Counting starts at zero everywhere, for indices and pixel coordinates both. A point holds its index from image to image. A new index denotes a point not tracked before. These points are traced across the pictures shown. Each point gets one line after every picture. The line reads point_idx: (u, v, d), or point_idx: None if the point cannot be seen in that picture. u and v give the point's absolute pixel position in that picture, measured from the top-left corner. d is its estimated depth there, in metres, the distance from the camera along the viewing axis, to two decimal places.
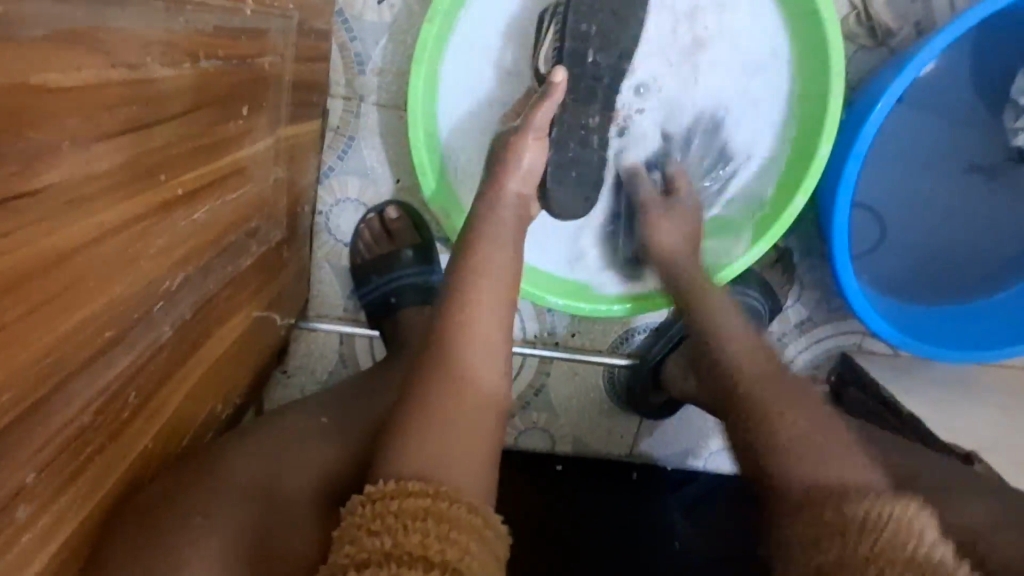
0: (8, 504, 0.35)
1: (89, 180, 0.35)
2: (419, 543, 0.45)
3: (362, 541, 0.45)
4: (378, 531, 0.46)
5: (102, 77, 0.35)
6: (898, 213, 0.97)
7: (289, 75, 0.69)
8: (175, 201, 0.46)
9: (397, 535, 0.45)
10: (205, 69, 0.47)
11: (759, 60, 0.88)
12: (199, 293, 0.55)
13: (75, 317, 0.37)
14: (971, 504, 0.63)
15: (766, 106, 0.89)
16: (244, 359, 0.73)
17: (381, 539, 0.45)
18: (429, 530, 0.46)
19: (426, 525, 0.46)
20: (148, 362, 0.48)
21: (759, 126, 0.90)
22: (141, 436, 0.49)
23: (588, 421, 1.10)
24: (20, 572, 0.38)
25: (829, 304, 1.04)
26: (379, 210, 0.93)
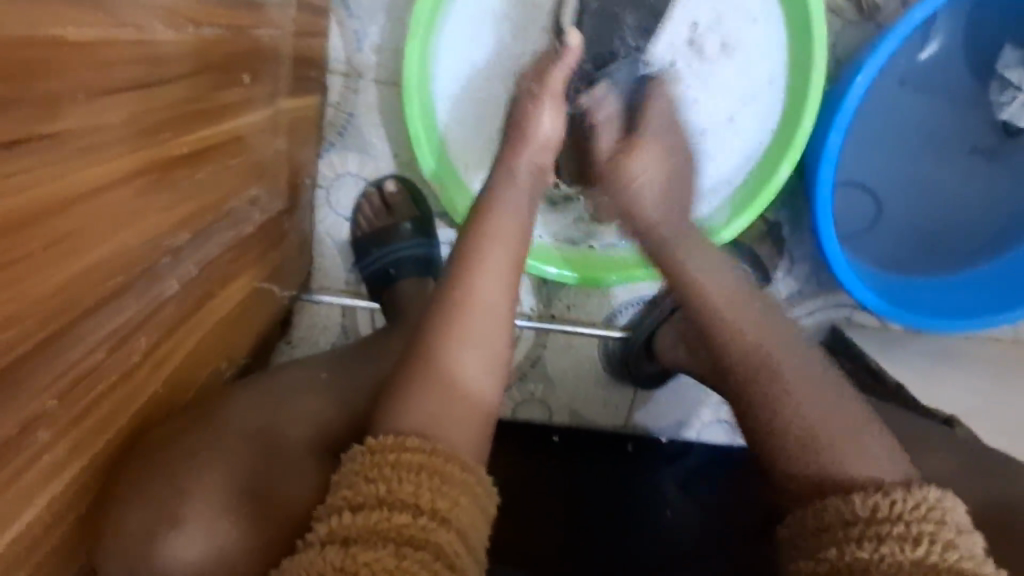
0: (20, 432, 0.38)
1: (94, 130, 0.38)
2: (411, 492, 0.48)
3: (359, 487, 0.49)
4: (374, 480, 0.49)
5: (108, 37, 0.38)
6: (887, 186, 1.00)
7: (287, 49, 0.72)
8: (176, 161, 0.50)
9: (391, 484, 0.48)
10: (203, 36, 0.50)
11: (767, 73, 0.89)
12: (202, 252, 0.58)
13: (84, 260, 0.40)
14: (930, 459, 0.69)
15: (763, 111, 0.90)
16: (247, 323, 0.76)
17: (376, 486, 0.48)
18: (421, 482, 0.49)
19: (419, 477, 0.49)
20: (154, 313, 0.51)
21: (752, 134, 0.91)
22: (148, 381, 0.52)
23: (584, 392, 1.13)
24: (33, 494, 0.41)
25: (820, 278, 1.06)
26: (378, 184, 0.96)
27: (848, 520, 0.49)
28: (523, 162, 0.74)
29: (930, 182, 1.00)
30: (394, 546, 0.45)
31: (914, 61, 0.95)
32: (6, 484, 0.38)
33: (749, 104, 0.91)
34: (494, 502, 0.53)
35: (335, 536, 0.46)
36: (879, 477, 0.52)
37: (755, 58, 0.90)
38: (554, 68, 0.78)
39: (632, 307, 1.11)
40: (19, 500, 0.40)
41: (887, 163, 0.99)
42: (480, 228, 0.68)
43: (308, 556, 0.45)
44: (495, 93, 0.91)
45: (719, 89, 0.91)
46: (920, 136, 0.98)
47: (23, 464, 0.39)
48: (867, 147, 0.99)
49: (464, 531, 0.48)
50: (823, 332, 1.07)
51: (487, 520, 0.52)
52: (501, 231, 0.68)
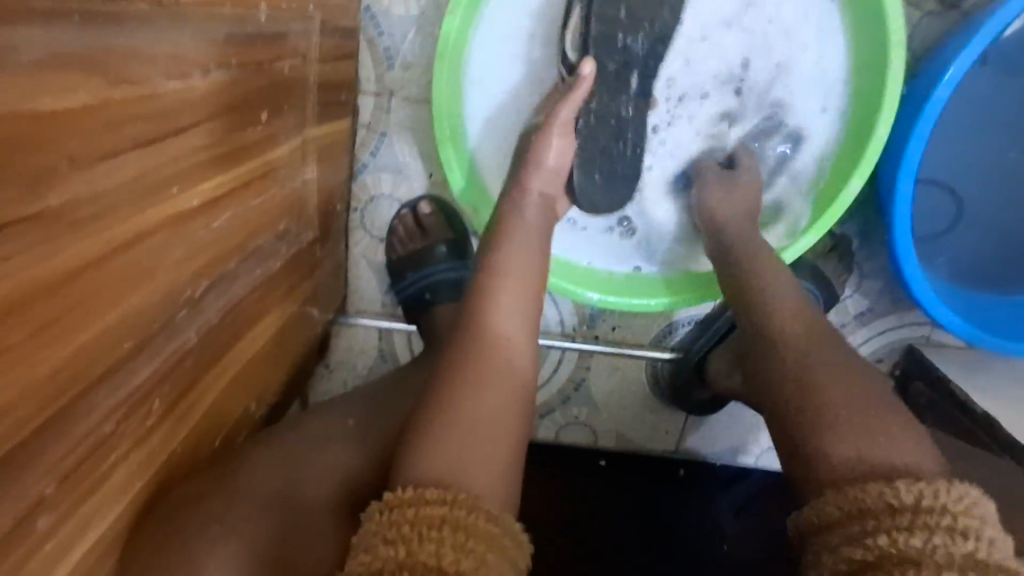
0: (24, 519, 0.36)
1: (94, 198, 0.36)
2: (433, 553, 0.43)
3: (378, 550, 0.44)
4: (393, 540, 0.44)
5: (102, 97, 0.35)
6: (972, 187, 0.89)
7: (314, 76, 0.69)
8: (192, 212, 0.47)
9: (410, 546, 0.44)
10: (217, 78, 0.47)
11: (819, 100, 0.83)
12: (224, 298, 0.56)
13: (89, 332, 0.38)
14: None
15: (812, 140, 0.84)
16: (280, 356, 0.74)
17: (395, 548, 0.44)
18: (444, 539, 0.44)
19: (442, 534, 0.44)
20: (173, 369, 0.49)
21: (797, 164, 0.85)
22: (169, 440, 0.50)
23: (631, 416, 1.07)
24: (49, 572, 0.39)
25: (893, 295, 0.97)
26: (412, 206, 0.93)
27: (893, 508, 0.45)
28: (533, 192, 0.72)
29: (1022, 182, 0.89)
30: None
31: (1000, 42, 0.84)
32: (13, 574, 0.36)
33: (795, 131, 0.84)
34: (526, 553, 0.48)
35: None
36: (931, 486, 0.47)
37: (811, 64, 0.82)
38: (561, 106, 0.73)
39: (682, 327, 1.04)
40: None
41: (970, 162, 0.89)
42: (504, 270, 0.64)
43: None
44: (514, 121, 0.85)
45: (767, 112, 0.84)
46: (1014, 132, 0.87)
47: (30, 551, 0.37)
48: (947, 145, 0.89)
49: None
50: (896, 353, 0.98)
51: (520, 572, 0.47)
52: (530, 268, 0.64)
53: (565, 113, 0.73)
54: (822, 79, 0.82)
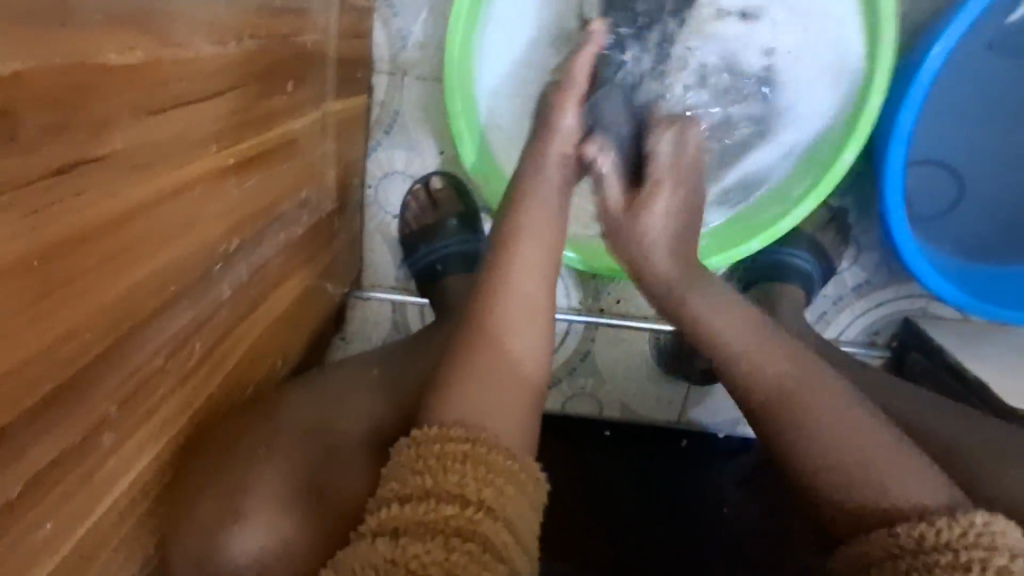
0: (88, 435, 0.40)
1: (147, 146, 0.40)
2: (458, 483, 0.47)
3: (407, 479, 0.48)
4: (420, 471, 0.48)
5: (155, 56, 0.39)
6: (966, 163, 0.92)
7: (333, 52, 0.73)
8: (227, 170, 0.51)
9: (436, 477, 0.48)
10: (249, 47, 0.51)
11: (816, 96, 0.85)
12: (252, 257, 0.59)
13: (142, 271, 0.42)
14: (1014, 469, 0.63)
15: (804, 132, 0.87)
16: (301, 321, 0.78)
17: (422, 477, 0.48)
18: (467, 472, 0.48)
19: (465, 467, 0.48)
20: (209, 318, 0.53)
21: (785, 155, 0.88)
22: (206, 384, 0.54)
23: (636, 387, 1.11)
24: (106, 492, 0.44)
25: (889, 268, 1.00)
26: (424, 181, 0.97)
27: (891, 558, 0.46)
28: (556, 155, 0.71)
29: (1013, 159, 0.92)
30: (442, 539, 0.44)
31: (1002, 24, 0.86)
32: (75, 488, 0.40)
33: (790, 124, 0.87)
34: (542, 491, 0.52)
35: (384, 528, 0.45)
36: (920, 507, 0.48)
37: (824, 31, 0.83)
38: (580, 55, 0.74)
39: None
40: (90, 501, 0.42)
41: (967, 136, 0.92)
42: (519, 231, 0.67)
43: (359, 549, 0.44)
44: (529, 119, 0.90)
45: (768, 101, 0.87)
46: (1005, 109, 0.90)
47: (91, 468, 0.41)
48: (944, 121, 0.91)
49: (512, 521, 0.48)
50: (893, 325, 1.01)
51: (536, 507, 0.51)
52: (539, 227, 0.67)
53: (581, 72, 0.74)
54: (834, 48, 0.83)
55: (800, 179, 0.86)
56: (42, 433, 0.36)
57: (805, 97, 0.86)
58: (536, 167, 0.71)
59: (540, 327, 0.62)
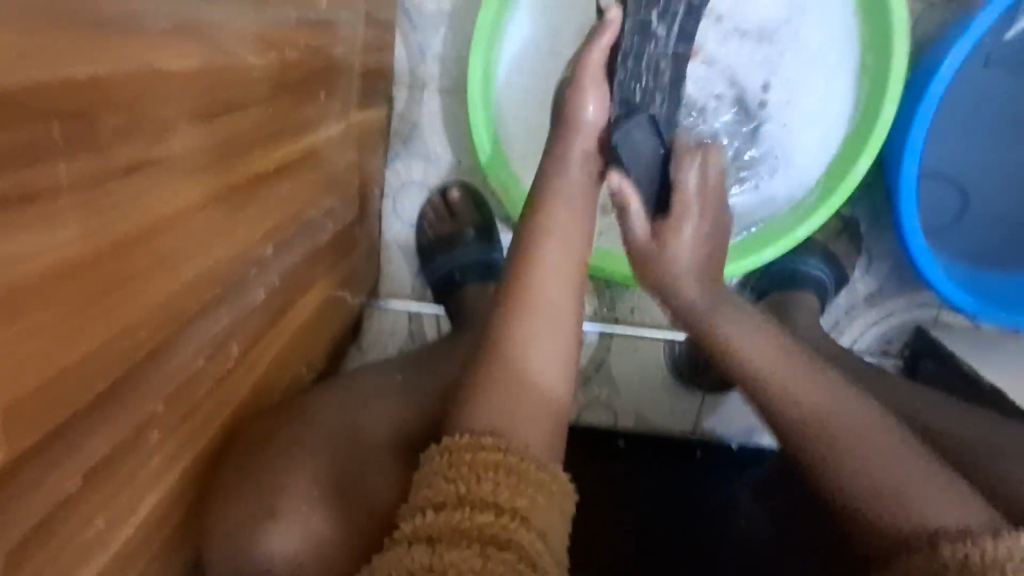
0: (136, 434, 0.41)
1: (196, 151, 0.41)
2: (491, 491, 0.48)
3: (439, 485, 0.49)
4: (454, 479, 0.49)
5: (209, 64, 0.40)
6: (975, 173, 0.94)
7: (358, 64, 0.74)
8: (265, 176, 0.52)
9: (469, 484, 0.48)
10: (287, 57, 0.53)
11: (830, 86, 0.86)
12: (283, 263, 0.60)
13: (189, 273, 0.43)
14: None
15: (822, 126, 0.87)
16: (323, 330, 0.79)
17: (456, 485, 0.48)
18: (500, 480, 0.49)
19: (498, 476, 0.49)
20: (244, 321, 0.54)
21: (803, 147, 0.88)
22: (239, 387, 0.55)
23: (650, 396, 1.11)
24: (150, 490, 0.44)
25: (901, 277, 1.01)
26: (441, 192, 0.98)
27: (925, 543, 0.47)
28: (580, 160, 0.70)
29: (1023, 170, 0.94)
30: (478, 545, 0.44)
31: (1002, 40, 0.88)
32: (122, 487, 0.41)
33: (804, 116, 0.88)
34: (571, 501, 0.53)
35: (420, 534, 0.46)
36: (963, 525, 0.48)
37: (823, 28, 0.85)
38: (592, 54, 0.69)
39: None
40: (134, 501, 0.42)
41: (976, 148, 0.93)
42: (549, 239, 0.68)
43: (396, 554, 0.45)
44: (550, 125, 0.91)
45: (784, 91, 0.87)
46: (1015, 120, 0.92)
47: (138, 466, 0.42)
48: (953, 132, 0.93)
49: (545, 533, 0.48)
50: (905, 333, 1.02)
51: (566, 521, 0.51)
52: (563, 229, 0.68)
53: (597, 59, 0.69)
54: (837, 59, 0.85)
55: (816, 189, 0.87)
56: (95, 431, 0.37)
57: (803, 104, 0.87)
58: (564, 172, 0.72)
59: (565, 332, 0.63)
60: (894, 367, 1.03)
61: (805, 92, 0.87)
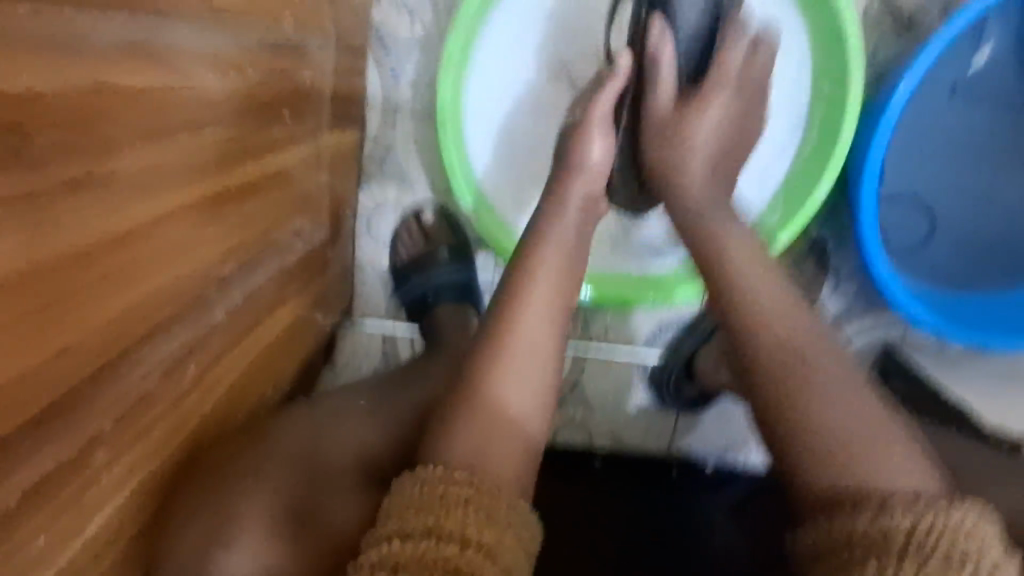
0: (83, 452, 0.40)
1: (146, 169, 0.41)
2: (459, 525, 0.48)
3: (407, 517, 0.48)
4: (422, 510, 0.48)
5: (159, 85, 0.41)
6: (938, 195, 0.97)
7: (328, 88, 0.75)
8: (224, 195, 0.52)
9: (438, 516, 0.48)
10: (249, 79, 0.53)
11: (785, 114, 0.89)
12: (247, 283, 0.60)
13: (140, 291, 0.43)
14: (1000, 485, 0.64)
15: (781, 153, 0.89)
16: (292, 350, 0.79)
17: (424, 516, 0.48)
18: (469, 515, 0.48)
19: (467, 509, 0.49)
20: (204, 341, 0.53)
21: (763, 174, 0.90)
22: (198, 407, 0.54)
23: (625, 416, 1.11)
24: (98, 510, 0.43)
25: (869, 296, 1.03)
26: (416, 214, 0.99)
27: None
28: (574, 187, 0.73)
29: (984, 192, 0.96)
30: None
31: (966, 67, 0.92)
32: (66, 506, 0.40)
33: (761, 144, 0.90)
34: (537, 536, 0.53)
35: (383, 564, 0.45)
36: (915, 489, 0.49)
37: (778, 60, 0.88)
38: (603, 95, 0.76)
39: (671, 330, 1.09)
40: (81, 521, 0.42)
41: (937, 171, 0.96)
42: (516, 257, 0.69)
43: None
44: (519, 145, 0.92)
45: (743, 121, 0.90)
46: (973, 145, 0.95)
47: (85, 486, 0.41)
48: (915, 156, 0.96)
49: (509, 568, 0.48)
50: (875, 352, 1.03)
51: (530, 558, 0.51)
52: (534, 250, 0.68)
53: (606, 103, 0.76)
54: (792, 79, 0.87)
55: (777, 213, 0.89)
56: (36, 448, 0.36)
57: (760, 134, 0.90)
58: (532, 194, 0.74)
59: (538, 349, 0.63)
60: (865, 386, 1.04)
61: (763, 122, 0.89)
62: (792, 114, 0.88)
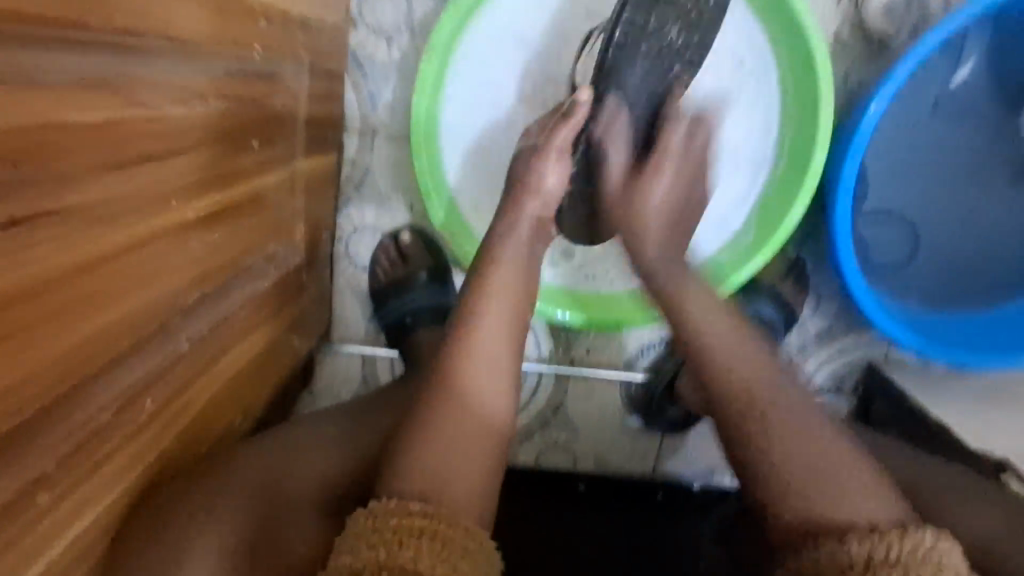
0: (26, 493, 0.39)
1: (103, 203, 0.41)
2: (411, 558, 0.47)
3: (359, 552, 0.47)
4: (375, 544, 0.48)
5: (117, 116, 0.40)
6: (917, 213, 0.97)
7: (302, 112, 0.75)
8: (189, 224, 0.52)
9: (390, 550, 0.47)
10: (216, 106, 0.53)
11: (749, 147, 0.89)
12: (215, 311, 0.60)
13: (97, 322, 0.42)
14: (976, 509, 0.64)
15: (747, 185, 0.89)
16: (266, 377, 0.78)
17: (376, 552, 0.47)
18: (422, 546, 0.48)
19: (420, 541, 0.48)
20: (166, 371, 0.52)
21: (728, 206, 0.90)
22: (160, 438, 0.53)
23: (608, 438, 1.10)
24: (45, 551, 0.42)
25: (850, 315, 1.03)
26: (394, 236, 0.99)
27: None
28: (528, 214, 0.76)
29: (962, 209, 0.97)
30: None
31: (947, 85, 0.93)
32: (11, 547, 0.39)
33: (724, 177, 0.90)
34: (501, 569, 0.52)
35: None
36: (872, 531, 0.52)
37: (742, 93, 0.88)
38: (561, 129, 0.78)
39: (652, 350, 1.09)
40: (27, 559, 0.40)
41: (915, 188, 0.96)
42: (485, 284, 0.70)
43: None
44: (495, 169, 0.93)
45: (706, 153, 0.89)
46: (950, 163, 0.95)
47: (28, 527, 0.40)
48: (893, 174, 0.96)
49: None
50: (858, 371, 1.03)
51: None
52: (496, 280, 0.70)
53: (564, 135, 0.78)
54: (756, 108, 0.88)
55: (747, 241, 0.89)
56: None
57: (725, 164, 0.90)
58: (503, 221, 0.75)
59: (497, 377, 0.64)
60: (849, 405, 1.04)
61: (726, 154, 0.89)
62: (756, 147, 0.89)
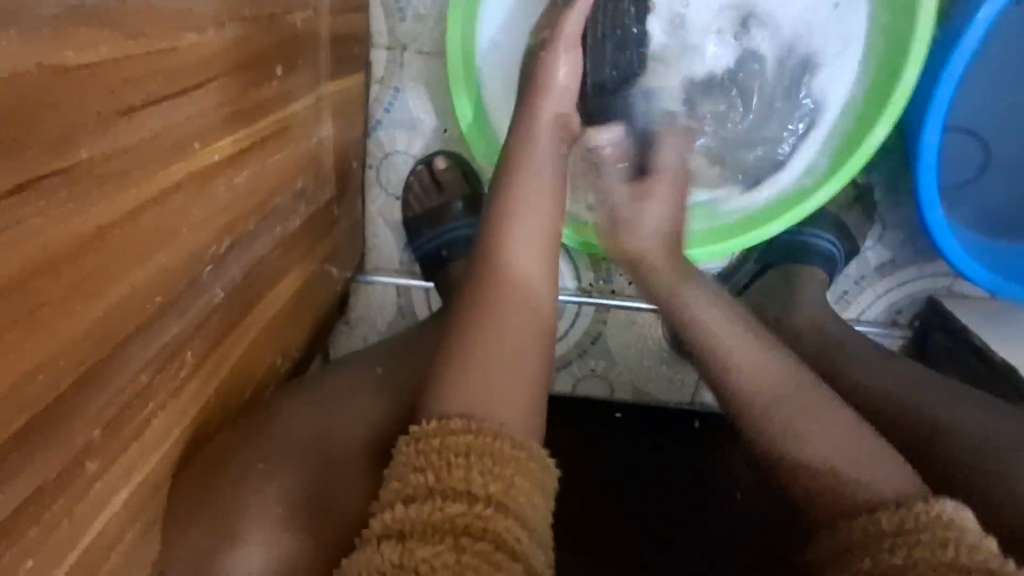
0: (72, 465, 0.38)
1: (118, 155, 0.36)
2: (462, 478, 0.45)
3: (409, 478, 0.46)
4: (421, 469, 0.46)
5: (119, 52, 0.35)
6: (1008, 133, 0.86)
7: (325, 29, 0.68)
8: (213, 167, 0.48)
9: (438, 474, 0.45)
10: (230, 31, 0.47)
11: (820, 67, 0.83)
12: (247, 256, 0.56)
13: (126, 285, 0.40)
14: None
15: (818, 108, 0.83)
16: (302, 314, 0.75)
17: (423, 475, 0.45)
18: (471, 465, 0.45)
19: (468, 461, 0.46)
20: (202, 323, 0.50)
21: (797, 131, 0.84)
22: (201, 392, 0.52)
23: (648, 368, 1.08)
24: (96, 516, 0.42)
25: (915, 246, 0.96)
26: (427, 161, 0.93)
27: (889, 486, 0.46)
28: (547, 118, 0.69)
29: None
30: (451, 539, 0.41)
31: None
32: (61, 518, 0.38)
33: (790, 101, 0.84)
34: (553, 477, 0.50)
35: (390, 530, 0.43)
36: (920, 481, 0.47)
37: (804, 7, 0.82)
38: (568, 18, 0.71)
39: None
40: (77, 527, 0.40)
41: (1010, 104, 0.85)
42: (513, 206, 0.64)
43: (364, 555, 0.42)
44: None
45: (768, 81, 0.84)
46: None
47: (78, 496, 0.39)
48: (988, 87, 0.85)
49: (523, 514, 0.45)
50: (918, 304, 0.97)
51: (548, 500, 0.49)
52: (522, 195, 0.65)
53: (572, 26, 0.71)
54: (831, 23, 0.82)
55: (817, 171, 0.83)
56: (21, 465, 0.34)
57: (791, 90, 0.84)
58: (531, 135, 0.69)
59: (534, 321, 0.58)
60: (901, 341, 0.99)
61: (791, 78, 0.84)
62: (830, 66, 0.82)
